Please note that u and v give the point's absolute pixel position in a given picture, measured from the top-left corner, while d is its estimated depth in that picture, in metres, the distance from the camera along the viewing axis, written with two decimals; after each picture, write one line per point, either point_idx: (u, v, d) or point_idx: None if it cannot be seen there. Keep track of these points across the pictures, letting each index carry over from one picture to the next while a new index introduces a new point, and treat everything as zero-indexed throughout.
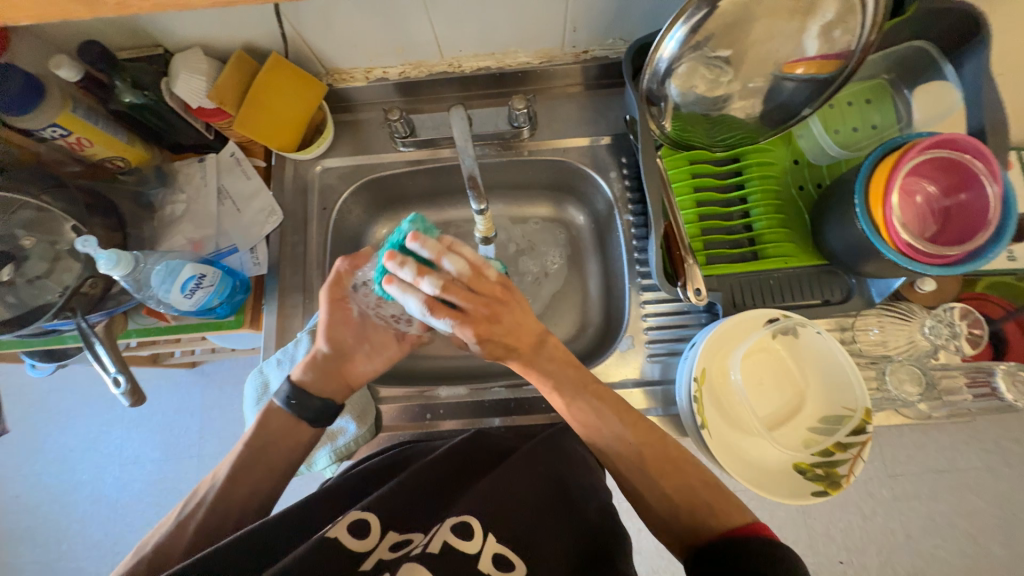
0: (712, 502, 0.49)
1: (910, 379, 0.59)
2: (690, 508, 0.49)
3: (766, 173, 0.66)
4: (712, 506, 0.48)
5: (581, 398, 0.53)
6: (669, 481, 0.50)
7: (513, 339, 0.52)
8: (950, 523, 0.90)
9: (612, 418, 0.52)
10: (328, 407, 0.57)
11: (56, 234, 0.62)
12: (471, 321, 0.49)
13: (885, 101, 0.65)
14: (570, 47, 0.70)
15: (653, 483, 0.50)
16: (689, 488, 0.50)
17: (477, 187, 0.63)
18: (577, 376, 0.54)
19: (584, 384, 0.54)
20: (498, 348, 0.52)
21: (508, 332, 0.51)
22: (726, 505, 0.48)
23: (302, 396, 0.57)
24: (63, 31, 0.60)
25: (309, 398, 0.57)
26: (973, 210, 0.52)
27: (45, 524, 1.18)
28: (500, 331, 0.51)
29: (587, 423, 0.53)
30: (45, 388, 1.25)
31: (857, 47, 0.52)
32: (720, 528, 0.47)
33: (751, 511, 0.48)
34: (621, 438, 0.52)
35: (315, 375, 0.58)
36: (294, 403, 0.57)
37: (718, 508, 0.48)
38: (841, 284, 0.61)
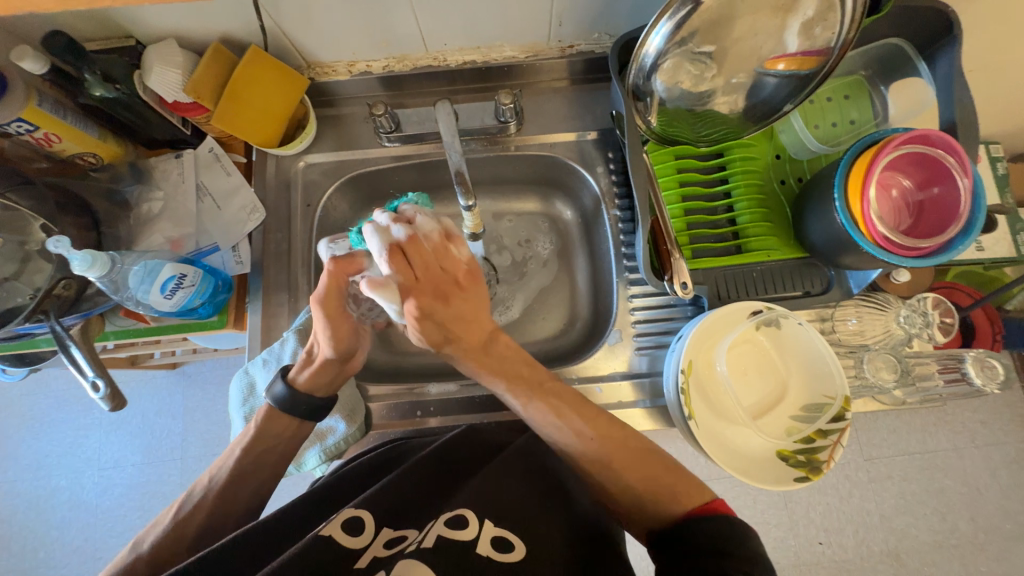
0: (674, 483, 0.48)
1: (886, 367, 0.61)
2: (656, 494, 0.48)
3: (748, 168, 0.67)
4: (674, 487, 0.48)
5: (551, 400, 0.53)
6: (635, 475, 0.49)
7: (459, 327, 0.54)
8: (922, 502, 0.94)
9: (573, 415, 0.52)
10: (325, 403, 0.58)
11: (25, 233, 0.60)
12: (418, 298, 0.52)
13: (862, 97, 0.66)
14: (556, 41, 0.69)
15: (617, 474, 0.49)
16: (656, 477, 0.49)
17: (464, 182, 0.62)
18: (532, 374, 0.54)
19: (539, 381, 0.54)
20: (444, 339, 0.55)
21: (461, 321, 0.54)
22: (686, 486, 0.48)
23: (300, 398, 0.57)
24: (27, 21, 0.57)
25: (296, 398, 0.57)
26: (945, 203, 0.54)
27: (21, 533, 1.14)
28: (452, 323, 0.54)
29: (550, 423, 0.52)
30: (16, 393, 1.20)
31: (837, 44, 0.53)
32: (683, 510, 0.47)
33: (711, 491, 0.48)
34: (586, 436, 0.51)
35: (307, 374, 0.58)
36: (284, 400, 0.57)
37: (680, 488, 0.48)
38: (820, 275, 0.63)
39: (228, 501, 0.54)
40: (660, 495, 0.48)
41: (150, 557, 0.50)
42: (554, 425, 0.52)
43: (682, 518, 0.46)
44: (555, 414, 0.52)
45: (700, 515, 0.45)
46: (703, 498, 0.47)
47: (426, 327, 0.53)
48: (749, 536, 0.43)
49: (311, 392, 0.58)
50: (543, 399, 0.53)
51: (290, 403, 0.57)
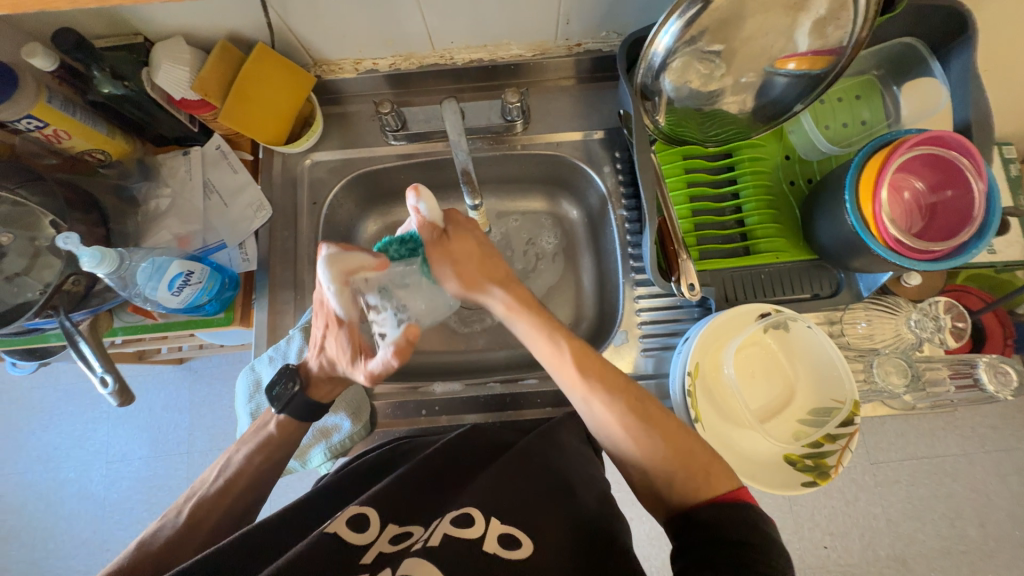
0: (705, 465, 0.46)
1: (896, 371, 0.59)
2: (687, 473, 0.46)
3: (757, 168, 0.66)
4: (706, 469, 0.46)
5: (594, 360, 0.52)
6: (672, 446, 0.48)
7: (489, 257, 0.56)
8: (929, 507, 0.93)
9: (626, 394, 0.50)
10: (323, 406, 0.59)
11: (34, 230, 0.60)
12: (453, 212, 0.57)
13: (874, 97, 0.65)
14: (563, 39, 0.69)
15: (656, 443, 0.48)
16: (690, 456, 0.47)
17: (471, 181, 0.63)
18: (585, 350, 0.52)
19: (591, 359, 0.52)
20: (480, 262, 0.55)
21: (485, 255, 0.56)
22: (715, 469, 0.46)
23: (310, 402, 0.58)
24: (36, 19, 0.57)
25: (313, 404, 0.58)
26: (959, 206, 0.53)
27: (30, 525, 1.15)
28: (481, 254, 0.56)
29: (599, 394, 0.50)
30: (25, 387, 1.22)
31: (849, 43, 0.52)
32: (709, 496, 0.45)
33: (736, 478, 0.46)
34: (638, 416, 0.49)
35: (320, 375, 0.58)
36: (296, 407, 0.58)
37: (710, 472, 0.46)
38: (829, 277, 0.63)
39: (233, 496, 0.54)
40: (690, 476, 0.46)
41: (153, 556, 0.50)
42: (595, 385, 0.50)
43: (707, 503, 0.44)
44: (597, 374, 0.51)
45: (724, 503, 0.44)
46: (729, 484, 0.45)
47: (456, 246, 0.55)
48: (768, 526, 0.42)
49: (321, 398, 0.59)
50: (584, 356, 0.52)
51: (298, 405, 0.58)
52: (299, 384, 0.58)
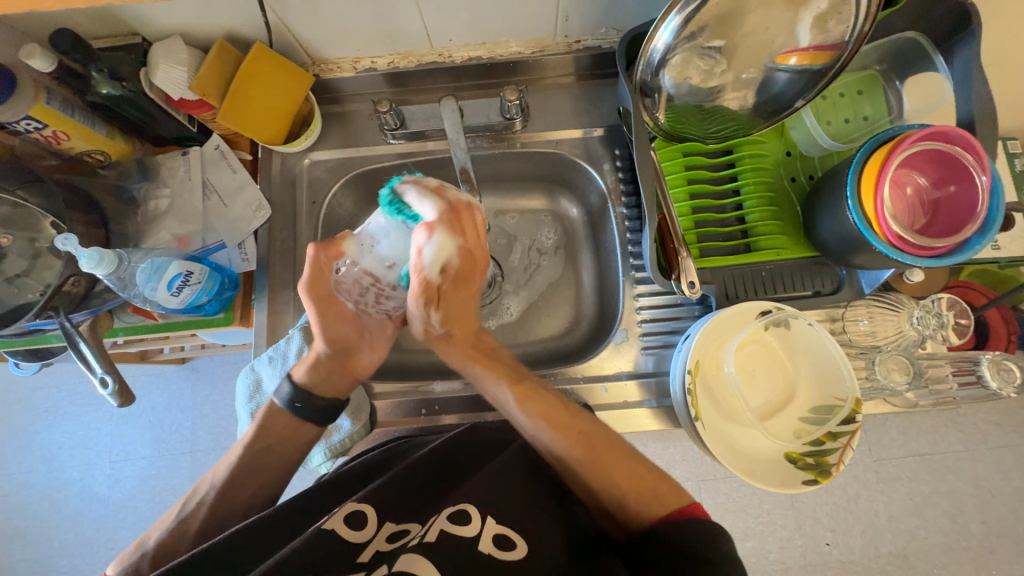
0: (653, 486, 0.49)
1: (899, 369, 0.59)
2: (639, 496, 0.48)
3: (758, 165, 0.66)
4: (654, 490, 0.48)
5: (536, 397, 0.55)
6: (619, 470, 0.50)
7: (463, 315, 0.58)
8: (931, 504, 0.93)
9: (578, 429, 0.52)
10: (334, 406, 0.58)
11: (35, 230, 0.60)
12: (475, 258, 0.56)
13: (876, 92, 0.64)
14: (562, 36, 0.68)
15: (602, 470, 0.50)
16: (637, 478, 0.49)
17: (470, 180, 0.63)
18: (534, 389, 0.55)
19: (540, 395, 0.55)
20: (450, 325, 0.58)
21: (462, 310, 0.58)
22: (665, 488, 0.49)
23: (310, 400, 0.57)
24: (35, 19, 0.57)
25: (308, 398, 0.57)
26: (961, 202, 0.53)
27: (35, 523, 1.16)
28: (454, 313, 0.57)
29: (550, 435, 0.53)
30: (30, 387, 1.22)
31: (851, 37, 0.51)
32: (660, 514, 0.47)
33: (688, 493, 0.48)
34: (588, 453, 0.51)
35: (318, 376, 0.58)
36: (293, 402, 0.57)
37: (660, 490, 0.48)
38: (831, 275, 0.62)
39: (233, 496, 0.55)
40: (642, 497, 0.48)
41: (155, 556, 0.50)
42: (540, 424, 0.53)
43: (656, 523, 0.46)
44: (549, 415, 0.53)
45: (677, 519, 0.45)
46: (678, 501, 0.47)
47: (443, 310, 0.57)
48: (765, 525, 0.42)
49: (323, 395, 0.58)
50: (526, 396, 0.55)
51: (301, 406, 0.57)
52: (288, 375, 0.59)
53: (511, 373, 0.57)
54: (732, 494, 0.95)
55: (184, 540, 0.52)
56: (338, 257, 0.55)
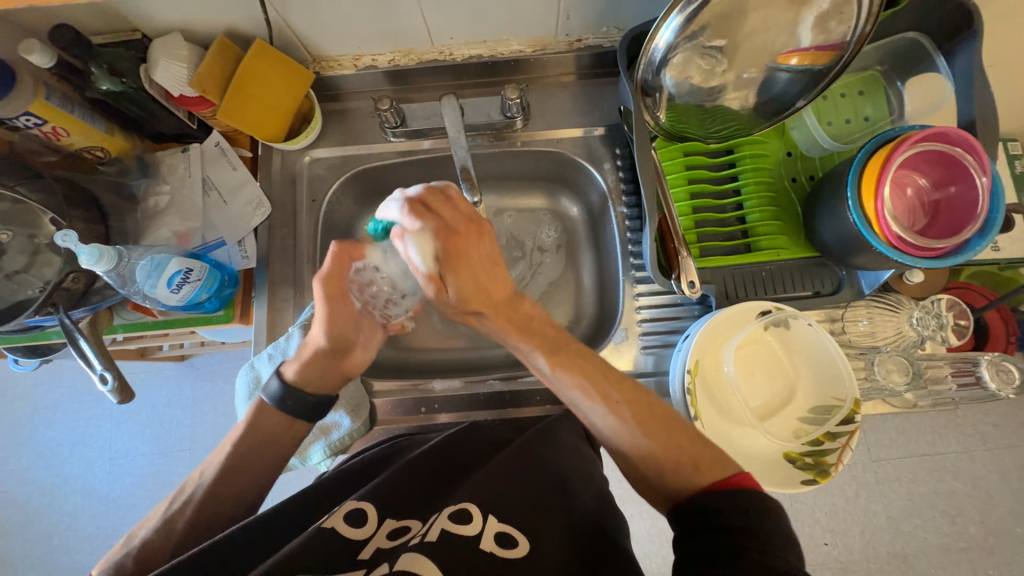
0: (694, 455, 0.47)
1: (898, 369, 0.59)
2: (677, 466, 0.46)
3: (759, 165, 0.66)
4: (694, 459, 0.46)
5: (569, 357, 0.53)
6: (657, 440, 0.48)
7: (484, 280, 0.55)
8: (930, 504, 0.93)
9: (602, 382, 0.51)
10: (323, 402, 0.56)
11: (34, 227, 0.60)
12: (456, 245, 0.53)
13: (877, 93, 0.64)
14: (563, 34, 0.68)
15: (639, 441, 0.48)
16: (678, 446, 0.48)
17: (469, 178, 0.63)
18: (557, 336, 0.55)
19: (566, 344, 0.54)
20: (474, 294, 0.55)
21: (478, 275, 0.54)
22: (707, 459, 0.46)
23: (297, 395, 0.55)
24: (34, 15, 0.57)
25: (301, 395, 0.55)
26: (962, 203, 0.53)
27: (34, 520, 1.16)
28: (471, 281, 0.54)
29: (576, 387, 0.52)
30: (29, 383, 1.22)
31: (852, 37, 0.51)
32: (700, 484, 0.45)
33: (735, 464, 0.46)
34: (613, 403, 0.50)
35: (305, 371, 0.56)
36: (285, 400, 0.55)
37: (700, 461, 0.46)
38: (831, 275, 0.62)
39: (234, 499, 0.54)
40: (682, 467, 0.46)
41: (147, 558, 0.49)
42: (576, 389, 0.52)
43: (699, 493, 0.44)
44: (575, 369, 0.52)
45: (720, 490, 0.43)
46: (721, 472, 0.45)
47: (457, 280, 0.54)
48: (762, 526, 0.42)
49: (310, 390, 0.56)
50: (559, 360, 0.53)
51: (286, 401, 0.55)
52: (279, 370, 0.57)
53: (547, 342, 0.54)
54: None
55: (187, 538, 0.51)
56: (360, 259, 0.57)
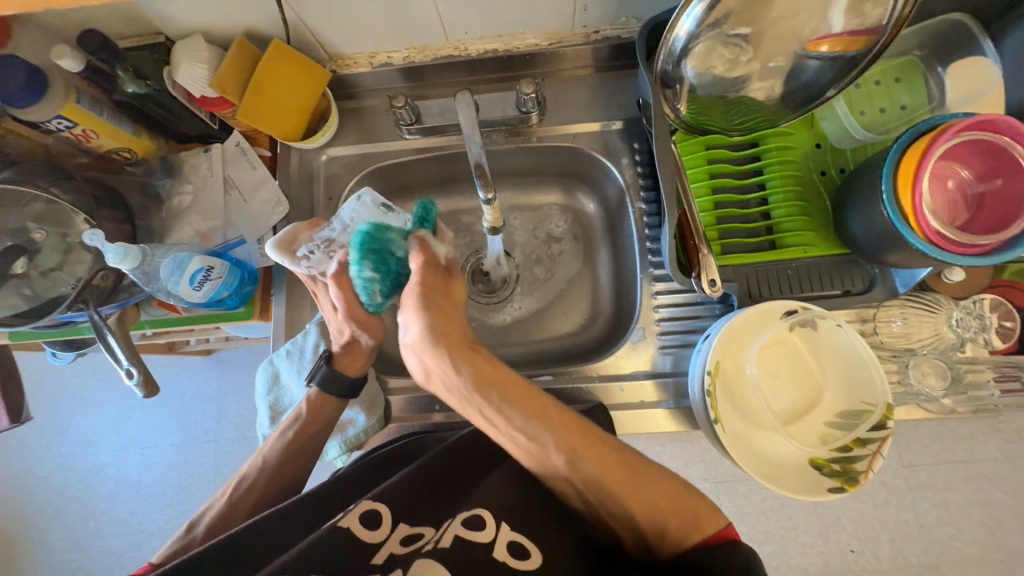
0: (691, 507, 0.45)
1: (934, 373, 0.57)
2: (678, 522, 0.45)
3: (785, 158, 0.63)
4: (693, 511, 0.45)
5: (577, 432, 0.46)
6: (661, 492, 0.46)
7: (458, 320, 0.49)
8: (965, 513, 0.88)
9: (617, 463, 0.46)
10: (356, 381, 0.61)
11: (67, 226, 0.62)
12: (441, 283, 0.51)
13: (916, 80, 0.60)
14: (580, 26, 0.67)
15: (646, 493, 0.45)
16: (675, 497, 0.46)
17: (484, 175, 0.59)
18: (560, 416, 0.47)
19: (566, 422, 0.47)
20: (447, 336, 0.47)
21: (451, 311, 0.49)
22: (703, 510, 0.45)
23: (343, 377, 0.61)
24: (64, 20, 0.59)
25: (336, 375, 0.60)
26: (1010, 196, 0.49)
27: (72, 504, 1.22)
28: (448, 311, 0.49)
29: (579, 465, 0.46)
30: (67, 374, 1.28)
31: (889, 21, 0.49)
32: (698, 537, 0.44)
33: (724, 514, 0.45)
34: (627, 487, 0.46)
35: (344, 353, 0.62)
36: (322, 378, 0.60)
37: (699, 512, 0.45)
38: (863, 272, 0.59)
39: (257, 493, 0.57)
40: (683, 520, 0.45)
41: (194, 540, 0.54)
42: (583, 463, 0.46)
43: (699, 547, 0.43)
44: (581, 443, 0.46)
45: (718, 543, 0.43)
46: (718, 524, 0.44)
47: (429, 312, 0.47)
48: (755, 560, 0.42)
49: (354, 373, 0.62)
50: (569, 439, 0.46)
51: (333, 383, 0.60)
52: (325, 359, 0.61)
53: (536, 402, 0.47)
54: (752, 496, 0.93)
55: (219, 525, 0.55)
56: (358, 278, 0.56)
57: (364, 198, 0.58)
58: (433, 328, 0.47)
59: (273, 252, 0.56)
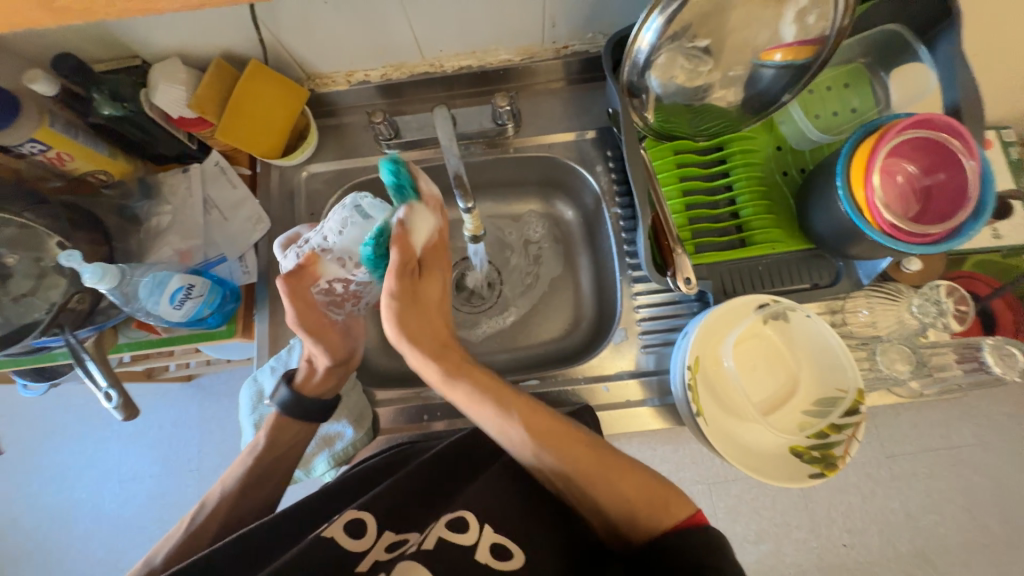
0: (663, 495, 0.48)
1: (901, 358, 0.59)
2: (650, 507, 0.47)
3: (749, 160, 0.67)
4: (663, 500, 0.47)
5: (535, 418, 0.51)
6: (628, 483, 0.48)
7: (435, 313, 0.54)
8: (948, 499, 0.91)
9: (590, 460, 0.49)
10: (330, 404, 0.61)
11: (40, 250, 0.61)
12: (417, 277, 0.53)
13: (863, 83, 0.65)
14: (550, 42, 0.70)
15: (612, 484, 0.48)
16: (645, 488, 0.48)
17: (463, 186, 0.60)
18: (521, 405, 0.52)
19: (528, 411, 0.52)
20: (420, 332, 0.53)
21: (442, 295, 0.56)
22: (673, 499, 0.47)
23: (305, 400, 0.60)
24: (37, 45, 0.59)
25: (301, 398, 0.59)
26: (953, 188, 0.52)
27: (44, 547, 1.16)
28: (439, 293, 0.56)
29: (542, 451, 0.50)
30: (38, 409, 1.23)
31: (831, 32, 0.52)
32: (670, 523, 0.46)
33: (693, 500, 0.48)
34: (594, 480, 0.48)
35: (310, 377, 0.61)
36: (286, 402, 0.59)
37: (668, 501, 0.47)
38: (828, 267, 0.62)
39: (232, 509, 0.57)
40: (652, 507, 0.47)
41: (160, 563, 0.53)
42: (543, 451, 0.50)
43: (668, 532, 0.45)
44: (539, 435, 0.50)
45: (690, 527, 0.45)
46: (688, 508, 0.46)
47: (404, 314, 0.52)
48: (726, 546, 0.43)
49: (316, 395, 0.61)
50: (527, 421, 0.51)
51: (296, 405, 0.59)
52: (287, 381, 0.61)
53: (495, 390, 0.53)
54: (744, 495, 0.94)
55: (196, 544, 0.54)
56: (314, 280, 0.54)
57: (350, 204, 0.55)
58: (407, 328, 0.52)
59: (278, 255, 0.58)
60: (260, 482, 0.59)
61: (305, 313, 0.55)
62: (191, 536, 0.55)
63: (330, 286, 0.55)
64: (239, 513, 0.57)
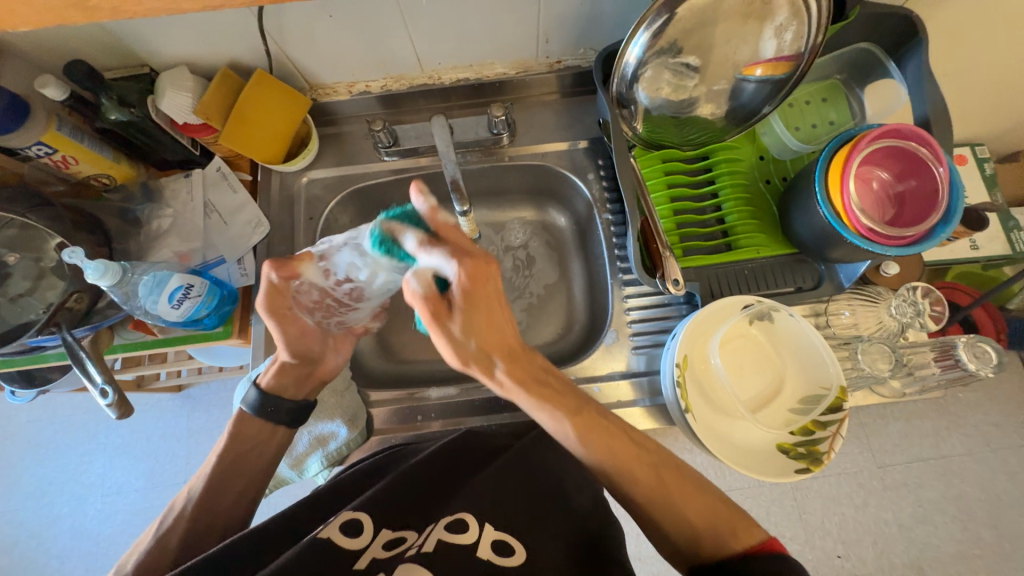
0: (729, 521, 0.48)
1: (882, 356, 0.60)
2: (707, 530, 0.47)
3: (733, 169, 0.69)
4: (730, 524, 0.48)
5: (597, 428, 0.50)
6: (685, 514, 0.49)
7: (495, 320, 0.48)
8: (939, 510, 0.91)
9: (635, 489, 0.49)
10: (303, 407, 0.60)
11: (41, 251, 0.62)
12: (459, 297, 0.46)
13: (840, 99, 0.69)
14: (544, 57, 0.73)
15: (666, 508, 0.49)
16: (712, 512, 0.48)
17: (460, 190, 0.63)
18: (603, 428, 0.50)
19: (608, 435, 0.50)
20: (483, 340, 0.48)
21: (500, 312, 0.48)
22: (741, 521, 0.48)
23: (279, 400, 0.59)
24: (49, 52, 0.62)
25: (280, 401, 0.58)
26: (924, 194, 0.55)
27: (21, 564, 1.13)
28: (494, 311, 0.48)
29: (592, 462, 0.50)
30: (23, 419, 1.22)
31: (806, 49, 0.56)
32: (740, 548, 0.45)
33: (763, 527, 0.47)
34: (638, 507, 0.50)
35: (283, 381, 0.59)
36: (262, 406, 0.58)
37: (735, 524, 0.48)
38: (811, 271, 0.64)
39: (208, 522, 0.53)
40: (711, 534, 0.47)
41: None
42: (602, 458, 0.49)
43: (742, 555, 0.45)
44: (601, 442, 0.49)
45: (756, 554, 0.44)
46: (758, 535, 0.46)
47: (462, 325, 0.47)
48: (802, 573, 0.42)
49: (292, 399, 0.60)
50: (589, 428, 0.50)
51: (270, 405, 0.58)
52: (257, 383, 0.59)
53: (558, 405, 0.50)
54: None
55: (164, 559, 0.50)
56: (292, 277, 0.54)
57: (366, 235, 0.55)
58: (468, 342, 0.47)
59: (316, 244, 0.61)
60: (228, 490, 0.56)
61: (273, 313, 0.55)
62: (155, 550, 0.50)
63: (303, 288, 0.56)
64: (212, 523, 0.54)
